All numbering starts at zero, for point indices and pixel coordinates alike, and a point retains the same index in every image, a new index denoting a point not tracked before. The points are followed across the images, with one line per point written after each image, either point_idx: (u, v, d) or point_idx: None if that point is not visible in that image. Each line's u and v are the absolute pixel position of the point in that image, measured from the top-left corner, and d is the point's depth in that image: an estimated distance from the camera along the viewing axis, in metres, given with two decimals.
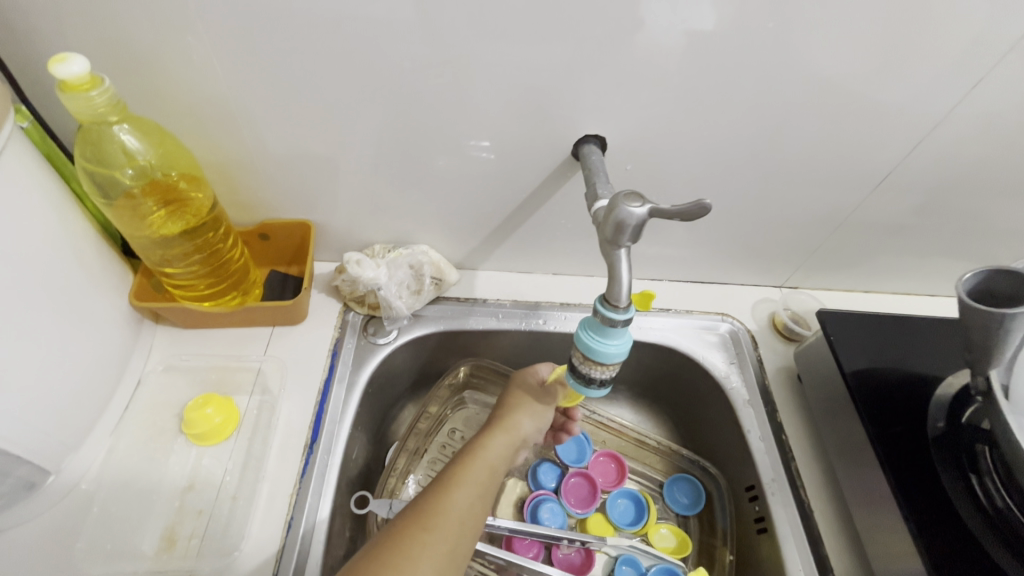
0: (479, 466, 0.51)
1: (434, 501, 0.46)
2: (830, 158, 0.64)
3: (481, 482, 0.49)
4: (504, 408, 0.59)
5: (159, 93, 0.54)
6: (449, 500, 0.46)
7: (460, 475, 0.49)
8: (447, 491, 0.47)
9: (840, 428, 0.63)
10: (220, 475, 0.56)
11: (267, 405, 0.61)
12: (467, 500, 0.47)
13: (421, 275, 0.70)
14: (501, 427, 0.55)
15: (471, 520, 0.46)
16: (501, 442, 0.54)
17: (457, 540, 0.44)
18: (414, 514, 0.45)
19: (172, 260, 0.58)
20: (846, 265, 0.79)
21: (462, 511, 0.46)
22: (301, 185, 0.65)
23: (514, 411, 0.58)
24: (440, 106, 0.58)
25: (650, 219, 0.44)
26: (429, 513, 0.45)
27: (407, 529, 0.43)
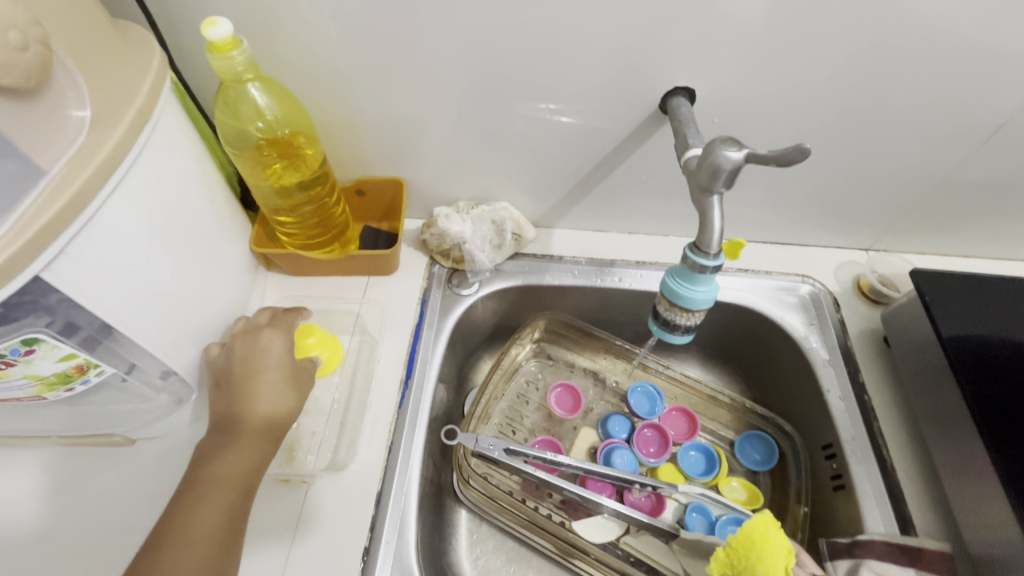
0: (217, 460, 0.51)
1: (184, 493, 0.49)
2: (937, 108, 0.61)
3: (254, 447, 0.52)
4: (226, 389, 0.55)
5: (280, 55, 0.59)
6: (192, 508, 0.48)
7: (209, 471, 0.50)
8: (188, 511, 0.48)
9: (930, 389, 0.62)
10: (236, 425, 0.53)
11: (289, 367, 0.58)
12: (217, 490, 0.49)
13: (502, 230, 0.73)
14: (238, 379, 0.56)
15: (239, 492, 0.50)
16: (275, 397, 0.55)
17: (205, 534, 0.47)
18: (168, 518, 0.48)
19: (288, 210, 0.64)
20: (943, 227, 0.75)
21: (203, 520, 0.48)
22: (396, 144, 0.69)
23: (241, 382, 0.55)
24: (529, 65, 0.60)
25: (744, 165, 0.45)
26: (185, 513, 0.48)
27: (163, 537, 0.46)
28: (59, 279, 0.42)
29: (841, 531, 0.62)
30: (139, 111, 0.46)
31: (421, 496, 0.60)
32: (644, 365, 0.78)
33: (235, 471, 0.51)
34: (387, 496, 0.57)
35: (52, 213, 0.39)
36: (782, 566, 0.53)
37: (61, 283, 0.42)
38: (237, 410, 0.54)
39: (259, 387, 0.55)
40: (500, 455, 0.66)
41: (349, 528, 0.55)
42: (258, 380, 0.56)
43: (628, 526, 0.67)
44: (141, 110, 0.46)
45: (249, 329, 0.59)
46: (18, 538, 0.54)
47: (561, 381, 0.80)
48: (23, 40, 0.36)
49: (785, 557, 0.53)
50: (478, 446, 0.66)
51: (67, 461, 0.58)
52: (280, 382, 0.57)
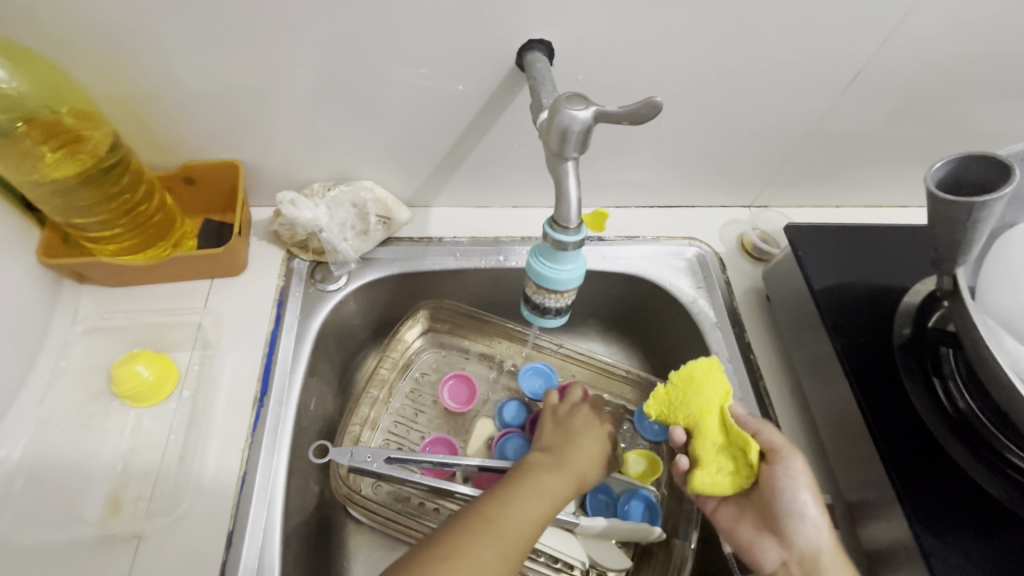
0: (543, 498, 0.51)
1: (489, 507, 0.48)
2: (799, 57, 0.59)
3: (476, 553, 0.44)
4: (562, 443, 0.59)
5: (25, 12, 0.46)
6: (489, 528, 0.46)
7: (521, 496, 0.50)
8: (489, 522, 0.47)
9: (807, 343, 0.62)
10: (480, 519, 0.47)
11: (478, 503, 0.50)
12: (529, 517, 0.49)
13: (366, 213, 0.64)
14: (526, 485, 0.52)
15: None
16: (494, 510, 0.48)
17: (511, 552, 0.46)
18: (457, 530, 0.46)
19: (77, 211, 0.52)
20: (816, 179, 0.76)
21: (510, 538, 0.46)
22: (220, 120, 0.58)
23: (567, 448, 0.58)
24: (362, 17, 0.51)
25: (595, 125, 0.40)
26: (482, 525, 0.46)
27: (452, 538, 0.45)
28: None
29: None
30: None
31: (289, 528, 0.52)
32: (539, 347, 0.75)
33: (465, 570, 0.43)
34: (242, 536, 0.49)
35: None
36: (717, 404, 0.53)
37: None
38: (574, 466, 0.56)
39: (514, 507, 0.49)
40: (381, 467, 0.59)
41: None
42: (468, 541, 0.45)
43: None
44: None
45: (568, 418, 0.62)
46: None
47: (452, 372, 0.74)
48: None
49: (721, 397, 0.54)
50: (354, 460, 0.59)
51: None
52: (596, 453, 0.59)
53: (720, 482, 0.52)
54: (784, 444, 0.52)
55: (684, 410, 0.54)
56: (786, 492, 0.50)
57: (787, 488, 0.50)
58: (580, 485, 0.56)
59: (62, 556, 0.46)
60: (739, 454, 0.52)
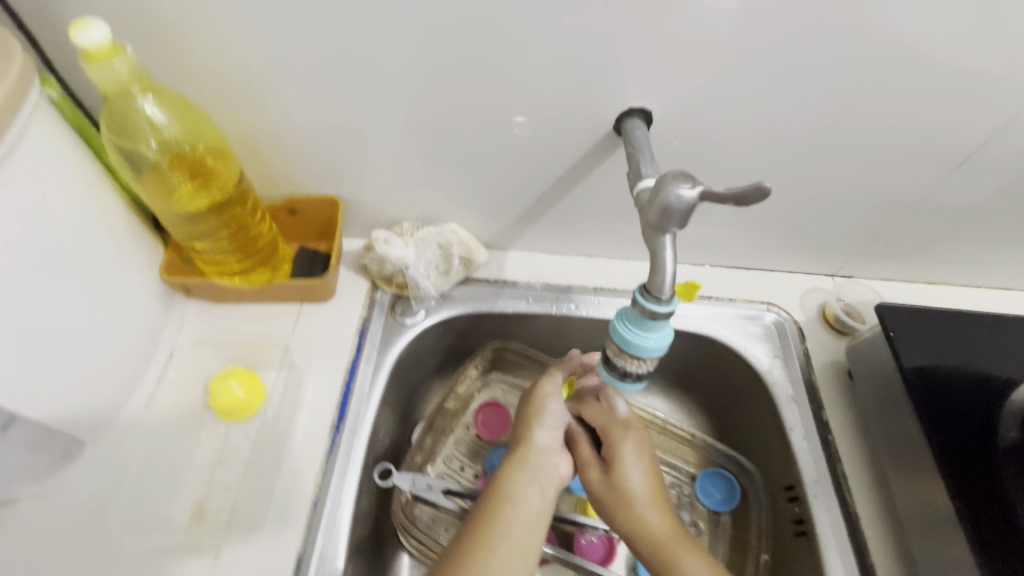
0: (529, 481, 0.52)
1: (489, 512, 0.49)
2: (903, 131, 0.58)
3: (506, 543, 0.48)
4: (520, 427, 0.57)
5: (187, 64, 0.52)
6: (481, 550, 0.47)
7: (492, 522, 0.49)
8: (482, 538, 0.48)
9: (892, 430, 0.59)
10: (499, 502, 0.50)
11: (546, 474, 0.54)
12: (514, 513, 0.50)
13: (450, 255, 0.67)
14: (516, 463, 0.53)
15: (519, 549, 0.48)
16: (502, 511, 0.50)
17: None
18: (460, 548, 0.47)
19: (200, 235, 0.57)
20: (909, 253, 0.73)
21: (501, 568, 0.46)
22: (330, 159, 0.63)
23: (527, 427, 0.57)
24: (474, 78, 0.55)
25: (699, 204, 0.40)
26: (482, 531, 0.48)
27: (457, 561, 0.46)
28: None
29: None
30: None
31: (351, 557, 0.54)
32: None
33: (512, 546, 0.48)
34: (309, 560, 0.51)
35: None
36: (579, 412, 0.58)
37: None
38: (533, 453, 0.54)
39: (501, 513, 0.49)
40: (437, 498, 0.61)
41: None
42: (484, 542, 0.47)
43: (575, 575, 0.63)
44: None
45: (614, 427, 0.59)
46: None
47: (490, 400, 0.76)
48: None
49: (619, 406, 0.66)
50: (416, 487, 0.61)
51: None
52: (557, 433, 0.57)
53: None
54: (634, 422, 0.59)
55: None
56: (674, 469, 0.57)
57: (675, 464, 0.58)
58: (546, 460, 0.55)
59: (152, 556, 0.50)
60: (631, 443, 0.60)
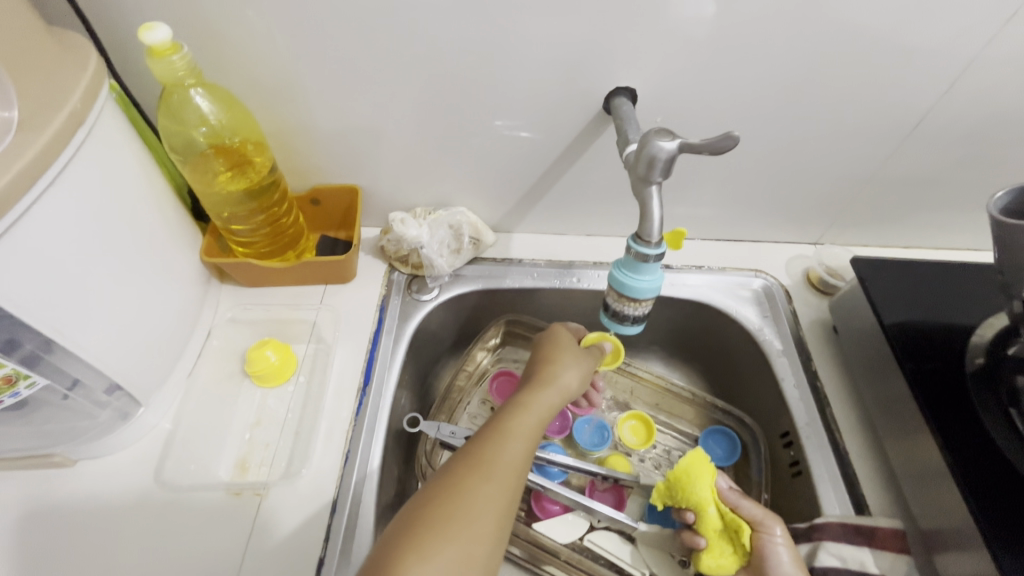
0: (548, 398, 0.58)
1: (509, 420, 0.54)
2: (863, 103, 0.64)
3: (527, 437, 0.53)
4: (546, 365, 0.62)
5: (226, 66, 0.59)
6: (500, 447, 0.51)
7: (517, 422, 0.54)
8: (506, 434, 0.52)
9: (877, 376, 0.64)
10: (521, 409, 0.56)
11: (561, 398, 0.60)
12: (527, 425, 0.54)
13: (460, 234, 0.74)
14: (546, 381, 0.60)
15: (530, 447, 0.53)
16: (524, 417, 0.55)
17: (517, 478, 0.50)
18: (482, 441, 0.51)
19: (236, 217, 0.63)
20: (884, 219, 0.79)
21: (510, 461, 0.50)
22: (349, 152, 0.70)
23: (555, 365, 0.62)
24: (477, 73, 0.61)
25: (678, 155, 0.46)
26: (503, 432, 0.52)
27: (482, 452, 0.50)
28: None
29: (800, 515, 0.63)
30: (72, 113, 0.44)
31: (381, 504, 0.58)
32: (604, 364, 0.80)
33: (526, 441, 0.53)
34: (343, 506, 0.56)
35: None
36: (710, 496, 0.59)
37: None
38: (556, 382, 0.60)
39: (523, 415, 0.55)
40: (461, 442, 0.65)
41: (308, 537, 0.54)
42: (510, 433, 0.53)
43: (592, 522, 0.66)
44: (75, 110, 0.45)
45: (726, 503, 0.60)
46: None
47: (503, 370, 0.81)
48: None
49: (712, 484, 0.60)
50: (441, 433, 0.66)
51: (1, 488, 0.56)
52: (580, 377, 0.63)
53: (722, 562, 0.57)
54: (765, 514, 0.57)
55: (684, 502, 0.61)
56: (771, 557, 0.55)
57: (772, 555, 0.55)
58: (562, 397, 0.60)
59: (203, 505, 0.55)
60: (734, 535, 0.57)
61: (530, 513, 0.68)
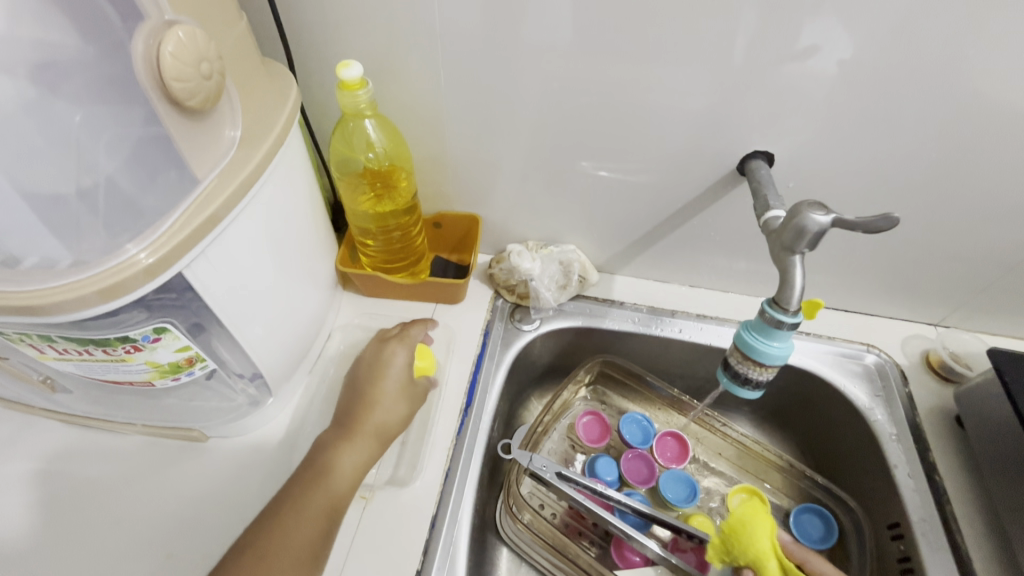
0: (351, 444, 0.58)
1: (324, 463, 0.57)
2: (1018, 189, 0.61)
3: (330, 494, 0.55)
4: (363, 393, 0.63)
5: (390, 98, 0.65)
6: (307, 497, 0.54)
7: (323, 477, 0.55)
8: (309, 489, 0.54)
9: (1012, 479, 0.59)
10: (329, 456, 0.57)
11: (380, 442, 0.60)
12: (341, 480, 0.56)
13: (569, 271, 0.76)
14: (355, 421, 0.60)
15: (331, 510, 0.54)
16: (324, 467, 0.56)
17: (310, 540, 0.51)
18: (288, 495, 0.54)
19: (376, 234, 0.69)
20: (1021, 310, 0.73)
21: (310, 516, 0.53)
22: (477, 183, 0.74)
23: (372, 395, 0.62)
24: (614, 123, 0.64)
25: (829, 229, 0.46)
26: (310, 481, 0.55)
27: (287, 505, 0.53)
28: (196, 278, 0.45)
29: None
30: (278, 136, 0.49)
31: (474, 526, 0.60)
32: (702, 418, 0.77)
33: (321, 501, 0.54)
34: (442, 520, 0.58)
35: (200, 218, 0.42)
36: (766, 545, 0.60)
37: (198, 279, 0.45)
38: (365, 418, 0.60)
39: (332, 464, 0.57)
40: (551, 478, 0.66)
41: (403, 544, 0.56)
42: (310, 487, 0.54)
43: None
44: (280, 134, 0.49)
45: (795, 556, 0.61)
46: (105, 515, 0.59)
47: (589, 410, 0.80)
48: (209, 70, 0.40)
49: (770, 533, 0.60)
50: (533, 465, 0.67)
51: (148, 449, 0.63)
52: (398, 390, 0.63)
53: None
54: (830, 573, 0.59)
55: (743, 555, 0.60)
56: None
57: None
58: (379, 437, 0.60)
59: None
60: None
61: (608, 559, 0.68)
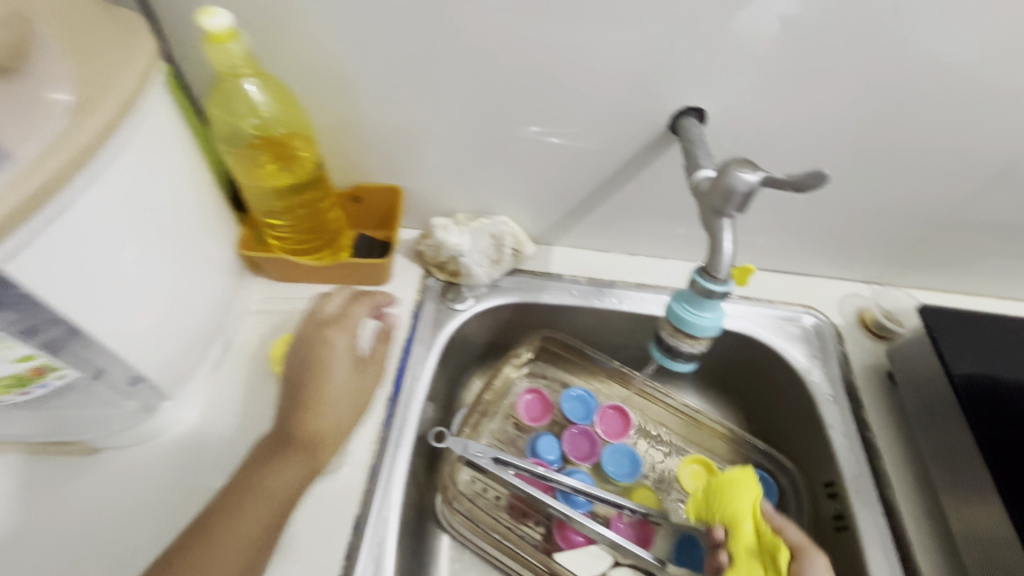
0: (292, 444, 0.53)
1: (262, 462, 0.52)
2: (948, 142, 0.60)
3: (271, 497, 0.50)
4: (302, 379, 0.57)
5: (283, 56, 0.57)
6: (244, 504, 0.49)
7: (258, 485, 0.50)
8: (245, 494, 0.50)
9: (939, 432, 0.60)
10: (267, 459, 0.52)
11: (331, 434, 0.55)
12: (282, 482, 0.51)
13: (502, 245, 0.71)
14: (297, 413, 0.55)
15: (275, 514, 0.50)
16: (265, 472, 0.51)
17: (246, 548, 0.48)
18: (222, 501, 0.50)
19: (278, 212, 0.61)
20: (948, 264, 0.74)
21: (250, 523, 0.48)
22: (395, 151, 0.67)
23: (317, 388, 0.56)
24: (538, 82, 0.58)
25: (759, 189, 0.43)
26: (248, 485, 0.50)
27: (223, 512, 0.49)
28: (24, 273, 0.37)
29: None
30: (123, 101, 0.41)
31: (404, 521, 0.56)
32: (643, 391, 0.75)
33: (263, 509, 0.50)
34: (366, 521, 0.54)
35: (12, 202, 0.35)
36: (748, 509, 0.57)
37: (25, 275, 0.37)
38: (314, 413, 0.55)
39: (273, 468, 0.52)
40: (488, 464, 0.63)
41: (322, 550, 0.52)
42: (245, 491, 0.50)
43: (616, 557, 0.64)
44: (126, 99, 0.41)
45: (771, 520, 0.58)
46: None
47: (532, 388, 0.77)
48: None
49: (754, 498, 0.57)
50: (467, 452, 0.63)
51: (28, 468, 0.55)
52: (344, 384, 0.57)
53: None
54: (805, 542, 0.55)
55: (720, 512, 0.58)
56: None
57: None
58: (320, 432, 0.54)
59: None
60: (769, 559, 0.53)
61: (551, 541, 0.66)
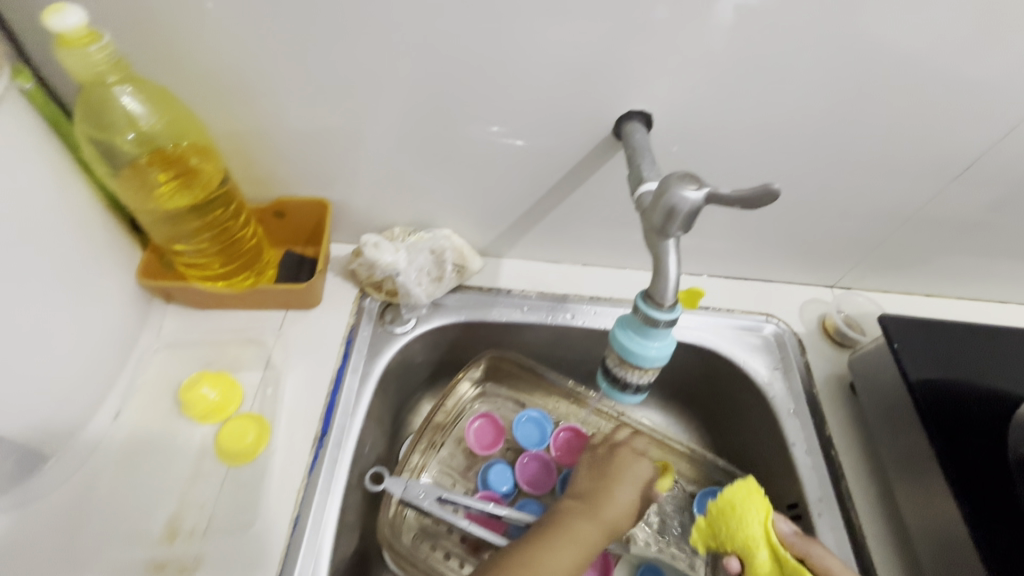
0: None
1: None
2: (904, 142, 0.57)
3: None
4: None
5: (172, 59, 0.50)
6: None
7: None
8: None
9: (900, 447, 0.57)
10: None
11: None
12: None
13: (442, 261, 0.65)
14: None
15: None
16: None
17: None
18: None
19: (180, 236, 0.56)
20: (908, 266, 0.72)
21: None
22: (319, 162, 0.60)
23: None
24: (468, 83, 0.53)
25: (705, 206, 0.38)
26: None
27: None
28: None
29: None
30: None
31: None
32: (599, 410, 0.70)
33: None
34: None
35: None
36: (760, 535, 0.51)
37: None
38: None
39: None
40: (431, 504, 0.58)
41: None
42: None
43: None
44: None
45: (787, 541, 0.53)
46: None
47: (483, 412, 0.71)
48: None
49: (762, 520, 0.52)
50: (408, 493, 0.58)
51: None
52: None
53: None
54: (827, 557, 0.51)
55: (730, 543, 0.52)
56: None
57: None
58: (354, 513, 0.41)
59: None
60: None
61: None
